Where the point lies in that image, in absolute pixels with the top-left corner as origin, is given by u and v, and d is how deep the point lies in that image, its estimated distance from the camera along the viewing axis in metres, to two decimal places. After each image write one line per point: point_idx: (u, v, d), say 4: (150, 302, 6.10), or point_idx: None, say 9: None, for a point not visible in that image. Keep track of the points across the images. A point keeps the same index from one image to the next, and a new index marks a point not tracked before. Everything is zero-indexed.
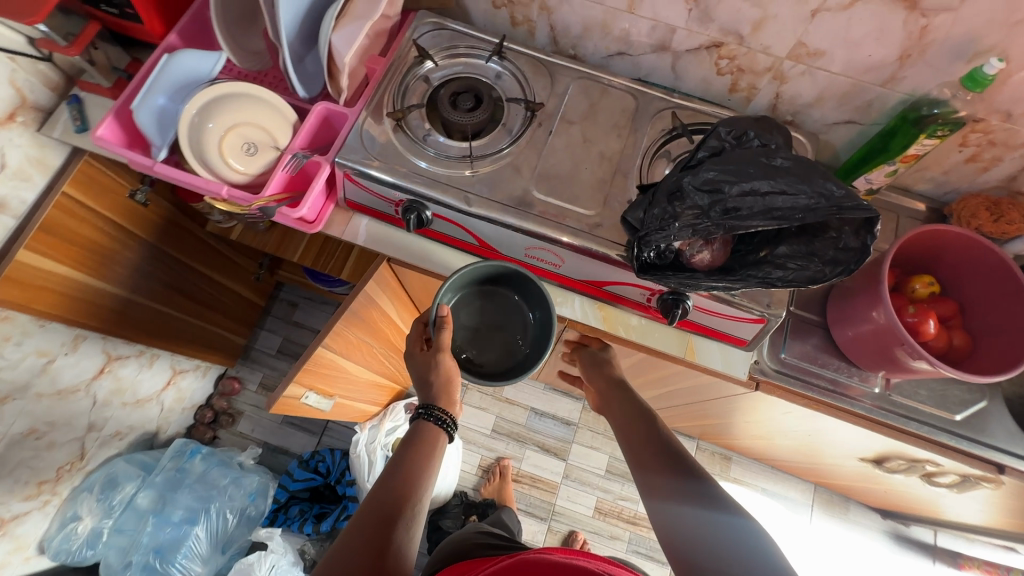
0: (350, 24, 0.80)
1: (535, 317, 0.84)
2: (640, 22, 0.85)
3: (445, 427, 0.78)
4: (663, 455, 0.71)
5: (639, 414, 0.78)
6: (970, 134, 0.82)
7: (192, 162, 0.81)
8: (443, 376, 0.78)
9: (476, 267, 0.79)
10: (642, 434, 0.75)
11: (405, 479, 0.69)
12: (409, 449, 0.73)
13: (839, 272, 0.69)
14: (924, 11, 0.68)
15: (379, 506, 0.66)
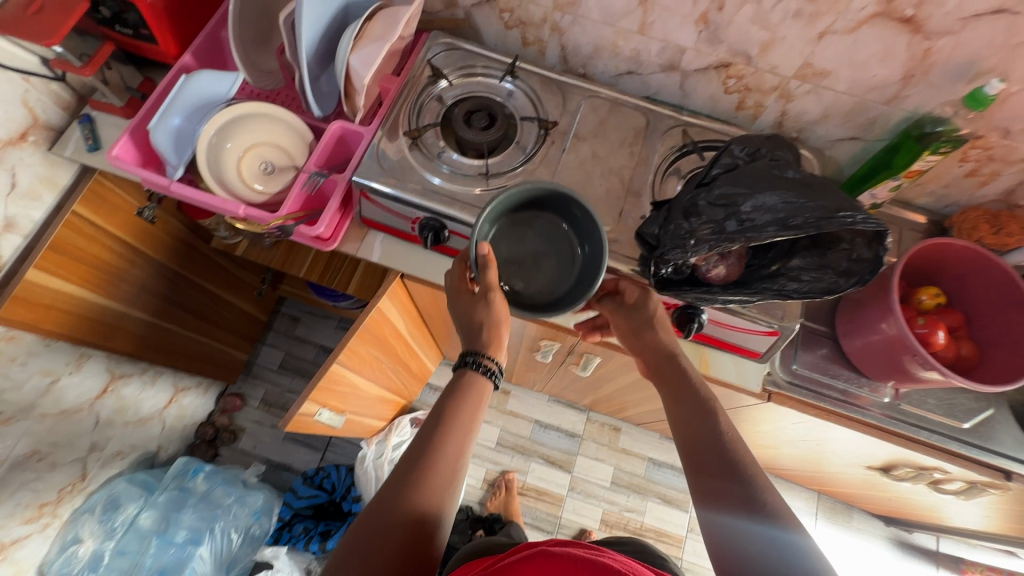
0: (368, 45, 0.81)
1: (585, 249, 0.79)
2: (650, 43, 0.87)
3: (491, 375, 0.75)
4: (716, 456, 0.64)
5: (696, 403, 0.70)
6: (970, 149, 0.84)
7: (209, 180, 0.81)
8: (492, 319, 0.74)
9: (515, 193, 0.74)
10: (696, 424, 0.68)
11: (439, 470, 0.64)
12: (441, 435, 0.66)
13: (855, 281, 0.70)
14: (927, 34, 0.71)
15: (406, 494, 0.61)
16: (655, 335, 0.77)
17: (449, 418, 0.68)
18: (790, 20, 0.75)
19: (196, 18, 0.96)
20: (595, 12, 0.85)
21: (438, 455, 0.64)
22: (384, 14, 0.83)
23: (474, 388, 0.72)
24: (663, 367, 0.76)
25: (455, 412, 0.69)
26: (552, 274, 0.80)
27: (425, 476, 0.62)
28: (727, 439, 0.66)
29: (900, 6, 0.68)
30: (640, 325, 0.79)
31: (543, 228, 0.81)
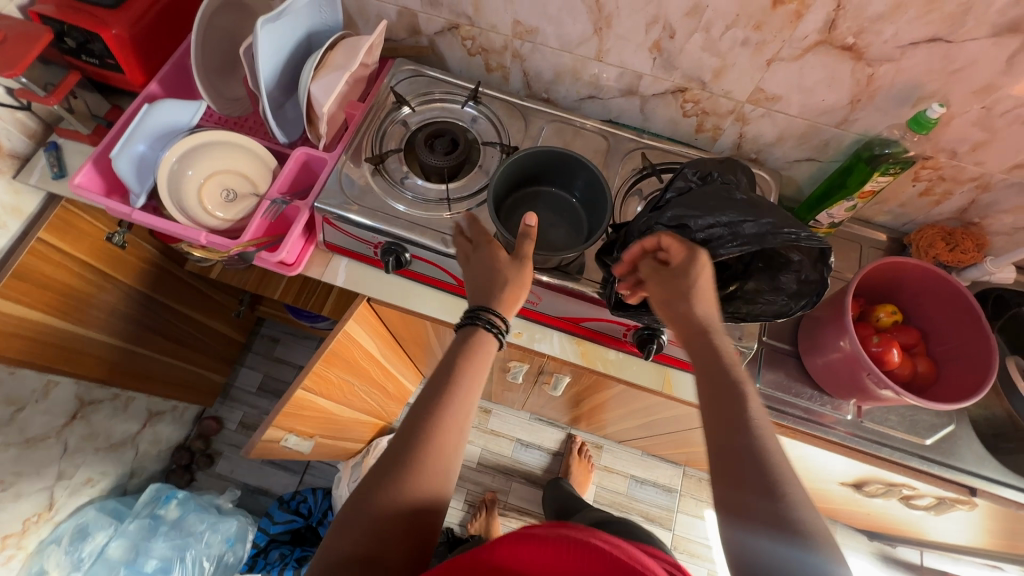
0: (329, 74, 0.83)
1: (579, 193, 0.86)
2: (608, 69, 0.88)
3: (496, 333, 0.66)
4: (747, 458, 0.53)
5: (732, 387, 0.58)
6: (921, 170, 0.86)
7: (170, 208, 0.81)
8: (510, 282, 0.68)
9: (515, 161, 0.80)
10: (730, 413, 0.56)
11: (424, 472, 0.57)
12: (425, 432, 0.58)
13: (804, 302, 0.72)
14: (869, 60, 0.73)
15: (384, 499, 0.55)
16: (687, 306, 0.64)
17: (434, 409, 0.60)
18: (738, 47, 0.77)
19: (163, 47, 0.97)
20: (553, 39, 0.87)
21: (421, 455, 0.57)
22: (345, 43, 0.85)
23: (464, 379, 0.62)
24: (694, 344, 0.62)
25: (441, 405, 0.60)
26: (572, 233, 0.86)
27: (407, 479, 0.56)
28: (762, 434, 0.54)
29: (841, 35, 0.71)
30: (677, 296, 0.64)
31: (540, 199, 0.87)
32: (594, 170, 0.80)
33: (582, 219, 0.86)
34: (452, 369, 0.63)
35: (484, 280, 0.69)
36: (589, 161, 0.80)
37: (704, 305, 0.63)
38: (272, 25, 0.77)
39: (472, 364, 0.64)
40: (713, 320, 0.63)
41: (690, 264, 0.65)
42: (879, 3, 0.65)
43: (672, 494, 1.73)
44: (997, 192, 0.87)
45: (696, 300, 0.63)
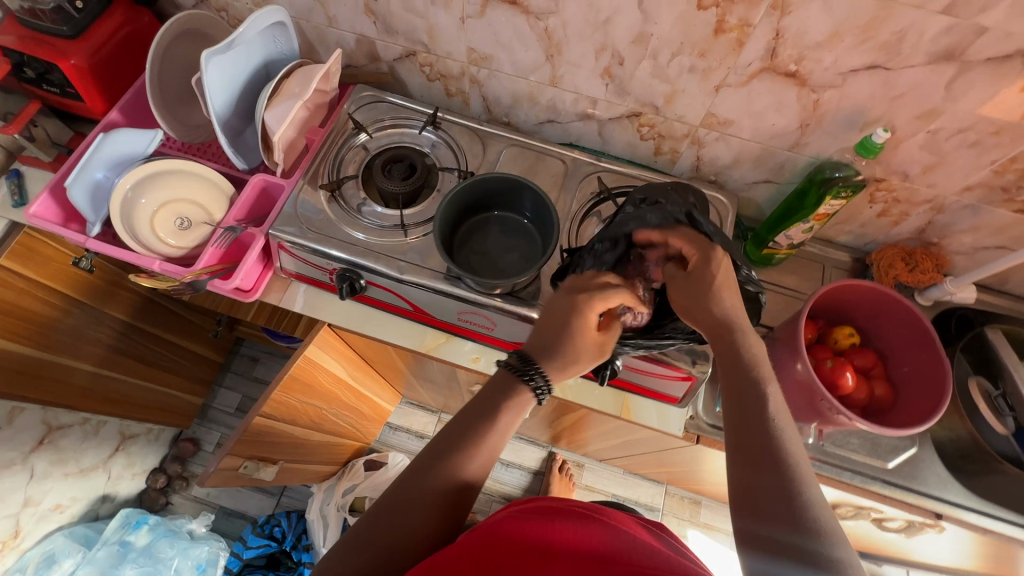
0: (282, 102, 0.83)
1: (529, 214, 0.87)
2: (563, 94, 0.89)
3: (537, 392, 0.64)
4: (775, 497, 0.50)
5: (756, 419, 0.55)
6: (876, 192, 0.87)
7: (123, 236, 0.81)
8: (574, 353, 0.65)
9: (467, 188, 0.82)
10: (760, 454, 0.53)
11: (436, 506, 0.59)
12: (442, 470, 0.60)
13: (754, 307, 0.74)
14: (813, 87, 0.73)
15: (396, 525, 0.58)
16: (709, 307, 0.62)
17: (456, 451, 0.61)
18: (686, 74, 0.78)
19: (125, 76, 0.98)
20: (507, 66, 0.87)
21: (436, 490, 0.59)
22: (301, 71, 0.85)
23: (495, 428, 0.62)
24: (716, 343, 0.61)
25: (463, 447, 0.61)
26: (526, 256, 0.86)
27: (419, 511, 0.59)
28: (793, 473, 0.51)
29: (783, 62, 0.71)
30: (698, 301, 0.63)
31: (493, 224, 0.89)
32: (538, 190, 0.81)
33: (535, 239, 0.87)
34: (481, 413, 0.63)
35: (560, 334, 0.65)
36: (535, 184, 0.82)
37: (728, 301, 0.62)
38: (225, 54, 0.78)
39: (506, 414, 0.63)
40: (736, 314, 0.62)
41: (707, 270, 0.63)
42: (817, 32, 0.66)
43: (654, 514, 1.71)
44: (952, 213, 0.86)
45: (716, 298, 0.62)
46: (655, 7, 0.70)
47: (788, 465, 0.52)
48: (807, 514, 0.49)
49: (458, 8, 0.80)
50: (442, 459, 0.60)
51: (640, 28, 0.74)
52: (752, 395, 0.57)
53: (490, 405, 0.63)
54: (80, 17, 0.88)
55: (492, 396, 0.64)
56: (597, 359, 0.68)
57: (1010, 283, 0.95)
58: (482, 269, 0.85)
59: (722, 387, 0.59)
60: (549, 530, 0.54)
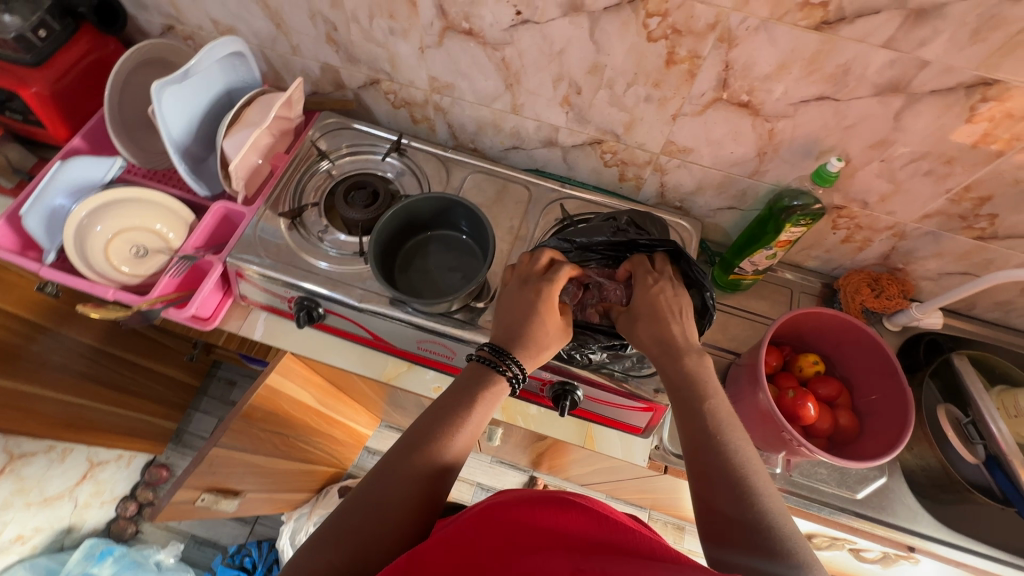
0: (242, 130, 0.83)
1: (469, 229, 0.86)
2: (525, 121, 0.89)
3: (512, 380, 0.64)
4: (737, 526, 0.49)
5: (713, 445, 0.55)
6: (838, 218, 0.87)
7: (75, 265, 0.80)
8: (544, 338, 0.66)
9: (409, 206, 0.82)
10: (717, 477, 0.53)
11: (409, 506, 0.55)
12: (414, 464, 0.56)
13: (706, 317, 0.72)
14: (767, 116, 0.73)
15: (363, 526, 0.53)
16: (651, 329, 0.65)
17: (428, 443, 0.58)
18: (643, 103, 0.78)
19: (90, 102, 0.98)
20: (469, 94, 0.88)
21: (409, 487, 0.55)
22: (261, 99, 0.85)
23: (468, 421, 0.60)
24: (664, 364, 0.63)
25: (437, 440, 0.58)
26: (468, 274, 0.85)
27: (391, 509, 0.54)
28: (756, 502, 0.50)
29: (735, 92, 0.71)
30: (649, 320, 0.65)
31: (440, 241, 0.88)
32: (468, 206, 0.81)
33: (476, 255, 0.86)
34: (455, 407, 0.61)
35: (519, 318, 0.66)
36: (467, 201, 0.82)
37: (673, 320, 0.64)
38: (182, 83, 0.79)
39: (479, 407, 0.61)
40: (683, 338, 0.63)
41: (648, 291, 0.66)
42: (764, 63, 0.66)
43: None
44: (914, 240, 0.86)
45: (661, 320, 0.64)
46: (607, 38, 0.70)
47: (750, 493, 0.51)
48: (776, 545, 0.47)
49: (416, 39, 0.80)
50: (414, 453, 0.57)
51: (594, 58, 0.74)
52: (704, 426, 0.56)
53: (463, 400, 0.61)
54: (42, 46, 0.87)
55: (465, 390, 0.62)
56: (557, 345, 0.67)
57: (977, 309, 0.94)
58: (424, 289, 0.84)
59: (680, 423, 0.59)
60: (531, 517, 0.48)
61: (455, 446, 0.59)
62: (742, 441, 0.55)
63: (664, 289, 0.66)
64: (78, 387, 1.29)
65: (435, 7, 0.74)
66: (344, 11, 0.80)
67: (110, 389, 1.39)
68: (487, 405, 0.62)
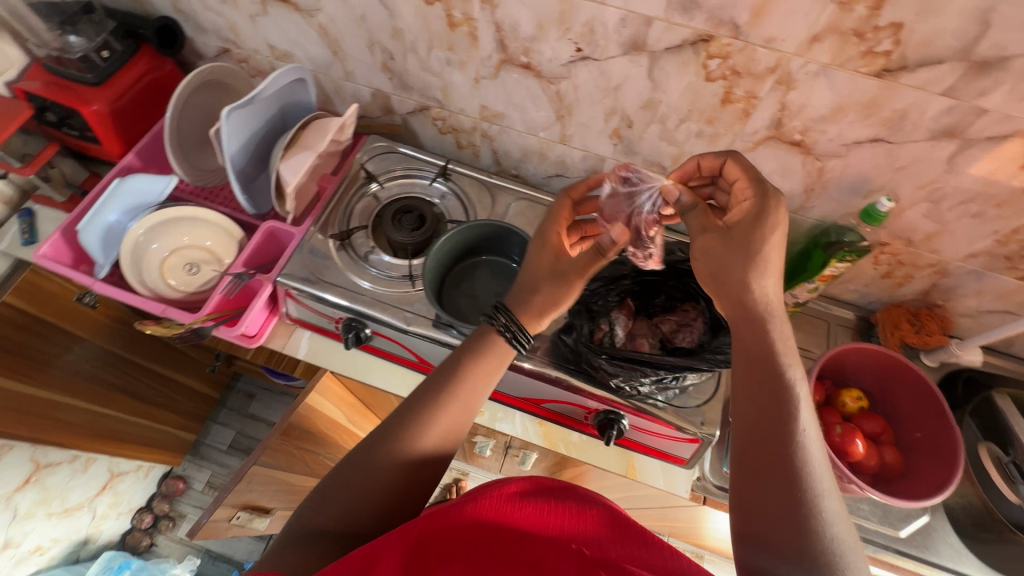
0: (297, 153, 0.85)
1: (517, 256, 0.88)
2: (572, 151, 0.91)
3: (514, 341, 0.64)
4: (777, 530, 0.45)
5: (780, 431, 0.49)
6: (880, 255, 0.87)
7: (129, 279, 0.82)
8: (548, 298, 0.67)
9: (464, 230, 0.83)
10: (775, 468, 0.48)
11: (398, 469, 0.54)
12: (413, 428, 0.56)
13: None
14: (818, 155, 0.75)
15: (357, 486, 0.53)
16: (748, 282, 0.56)
17: (429, 406, 0.58)
18: (693, 138, 0.80)
19: (145, 121, 1.00)
20: (519, 123, 0.90)
21: (406, 444, 0.55)
22: (316, 123, 0.87)
23: (464, 384, 0.60)
24: None
25: (436, 404, 0.58)
26: None
27: (384, 470, 0.54)
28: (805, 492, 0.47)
29: (789, 131, 0.73)
30: (730, 265, 0.57)
31: (487, 267, 0.89)
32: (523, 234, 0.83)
33: None
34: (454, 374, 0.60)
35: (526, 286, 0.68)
36: (518, 228, 0.84)
37: (767, 283, 0.56)
38: (245, 108, 0.81)
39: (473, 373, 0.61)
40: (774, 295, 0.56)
41: (754, 228, 0.56)
42: (821, 105, 0.68)
43: None
44: (956, 277, 0.87)
45: (753, 270, 0.56)
46: (665, 76, 0.72)
47: (808, 497, 0.46)
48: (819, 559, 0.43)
49: (472, 70, 0.83)
50: (413, 416, 0.57)
51: (649, 95, 0.76)
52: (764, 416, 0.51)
53: (460, 366, 0.61)
54: (105, 65, 0.92)
55: (458, 359, 0.62)
56: (561, 295, 0.68)
57: (1016, 347, 0.94)
58: (469, 313, 0.85)
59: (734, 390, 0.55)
60: (547, 510, 0.48)
61: (454, 410, 0.58)
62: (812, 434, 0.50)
63: (777, 229, 0.56)
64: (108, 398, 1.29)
65: (496, 41, 0.77)
66: (404, 42, 0.82)
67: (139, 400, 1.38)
68: (486, 371, 0.62)
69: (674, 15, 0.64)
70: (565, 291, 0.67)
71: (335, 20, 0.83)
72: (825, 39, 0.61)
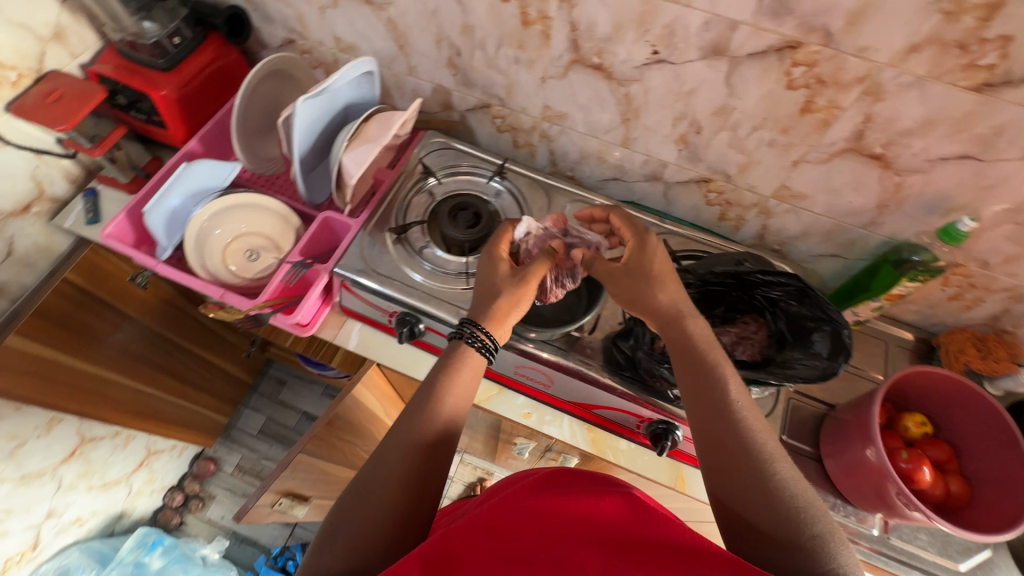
0: (361, 146, 0.85)
1: None
2: (633, 155, 0.90)
3: (485, 352, 0.64)
4: (761, 512, 0.48)
5: (725, 418, 0.54)
6: (951, 276, 0.84)
7: (193, 262, 0.86)
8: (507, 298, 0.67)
9: None
10: (735, 457, 0.52)
11: (393, 487, 0.53)
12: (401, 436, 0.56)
13: (843, 358, 0.67)
14: (898, 170, 0.72)
15: (359, 519, 0.52)
16: (653, 294, 0.65)
17: (418, 415, 0.57)
18: (765, 147, 0.78)
19: (207, 108, 1.02)
20: (581, 125, 0.89)
21: (398, 461, 0.54)
22: (379, 116, 0.88)
23: (446, 400, 0.59)
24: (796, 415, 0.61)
25: (425, 410, 0.58)
26: (571, 304, 0.84)
27: (382, 494, 0.53)
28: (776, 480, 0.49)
29: (869, 144, 0.71)
30: (644, 290, 0.66)
31: None
32: None
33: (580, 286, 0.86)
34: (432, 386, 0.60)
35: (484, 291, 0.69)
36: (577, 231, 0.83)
37: (667, 291, 0.65)
38: (315, 100, 0.81)
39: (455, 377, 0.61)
40: (680, 302, 0.65)
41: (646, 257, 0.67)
42: (910, 119, 0.65)
43: None
44: None
45: (660, 284, 0.66)
46: (744, 83, 0.70)
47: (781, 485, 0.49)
48: (804, 530, 0.46)
49: (540, 69, 0.82)
50: (401, 430, 0.56)
51: (724, 101, 0.74)
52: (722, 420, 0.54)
53: (439, 382, 0.60)
54: (175, 52, 0.93)
55: (438, 369, 0.62)
56: (523, 300, 0.68)
57: None
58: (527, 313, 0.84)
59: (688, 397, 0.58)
60: (551, 504, 0.49)
61: (436, 418, 0.57)
62: (749, 409, 0.55)
63: (660, 252, 0.68)
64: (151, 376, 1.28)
65: (569, 41, 0.76)
66: (473, 38, 0.82)
67: (181, 378, 1.39)
68: (467, 386, 0.61)
69: (763, 20, 0.62)
70: (524, 291, 0.68)
71: (405, 14, 0.83)
72: (924, 50, 0.58)
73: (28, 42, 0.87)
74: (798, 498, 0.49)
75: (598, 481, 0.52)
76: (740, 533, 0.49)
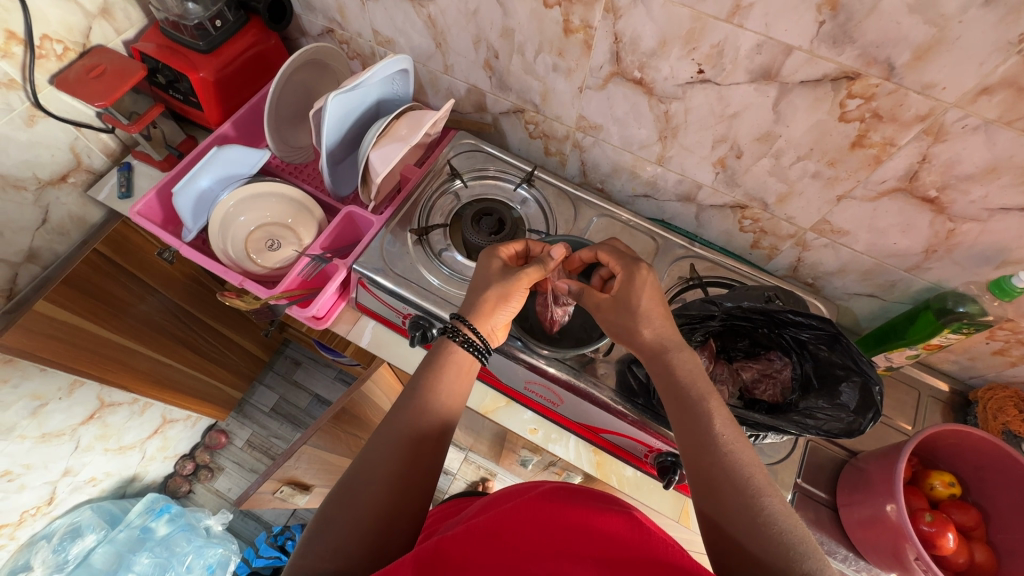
0: (389, 143, 0.84)
1: None
2: (667, 174, 0.86)
3: (477, 354, 0.63)
4: (746, 549, 0.45)
5: (699, 446, 0.51)
6: (997, 330, 0.78)
7: (215, 248, 0.88)
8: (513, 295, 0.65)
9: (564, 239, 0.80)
10: (722, 490, 0.48)
11: (375, 496, 0.51)
12: (406, 446, 0.54)
13: (871, 415, 0.64)
14: (952, 216, 0.67)
15: (341, 519, 0.50)
16: (633, 329, 0.62)
17: (413, 414, 0.56)
18: (808, 178, 0.74)
19: (242, 92, 1.03)
20: (615, 138, 0.85)
21: (386, 465, 0.53)
22: (411, 115, 0.86)
23: (435, 403, 0.57)
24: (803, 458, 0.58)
25: (424, 416, 0.56)
26: (588, 324, 0.81)
27: (366, 495, 0.51)
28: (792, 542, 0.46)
29: (923, 186, 0.66)
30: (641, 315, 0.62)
31: None
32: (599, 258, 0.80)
33: None
34: (424, 389, 0.58)
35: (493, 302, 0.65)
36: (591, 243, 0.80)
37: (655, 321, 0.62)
38: (349, 94, 0.81)
39: (442, 376, 0.60)
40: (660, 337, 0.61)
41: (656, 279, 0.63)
42: (970, 164, 0.61)
43: None
44: None
45: (641, 319, 0.62)
46: (792, 110, 0.67)
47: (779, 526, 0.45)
48: (787, 565, 0.43)
49: (578, 79, 0.79)
50: (398, 431, 0.55)
51: (769, 127, 0.70)
52: (725, 462, 0.50)
53: (423, 385, 0.58)
54: (215, 34, 0.93)
55: (424, 369, 0.60)
56: (512, 296, 0.66)
57: None
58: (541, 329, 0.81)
59: (674, 425, 0.55)
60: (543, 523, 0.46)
61: (418, 424, 0.56)
62: (729, 440, 0.52)
63: (649, 285, 0.63)
64: (170, 345, 1.30)
65: (611, 52, 0.73)
66: (513, 42, 0.80)
67: (200, 347, 1.41)
68: (453, 382, 0.60)
69: (821, 47, 0.59)
70: (515, 289, 0.66)
71: (445, 13, 0.81)
72: (996, 92, 0.54)
73: (76, 17, 0.88)
74: (787, 532, 0.45)
75: (596, 498, 0.49)
76: (723, 558, 0.46)
